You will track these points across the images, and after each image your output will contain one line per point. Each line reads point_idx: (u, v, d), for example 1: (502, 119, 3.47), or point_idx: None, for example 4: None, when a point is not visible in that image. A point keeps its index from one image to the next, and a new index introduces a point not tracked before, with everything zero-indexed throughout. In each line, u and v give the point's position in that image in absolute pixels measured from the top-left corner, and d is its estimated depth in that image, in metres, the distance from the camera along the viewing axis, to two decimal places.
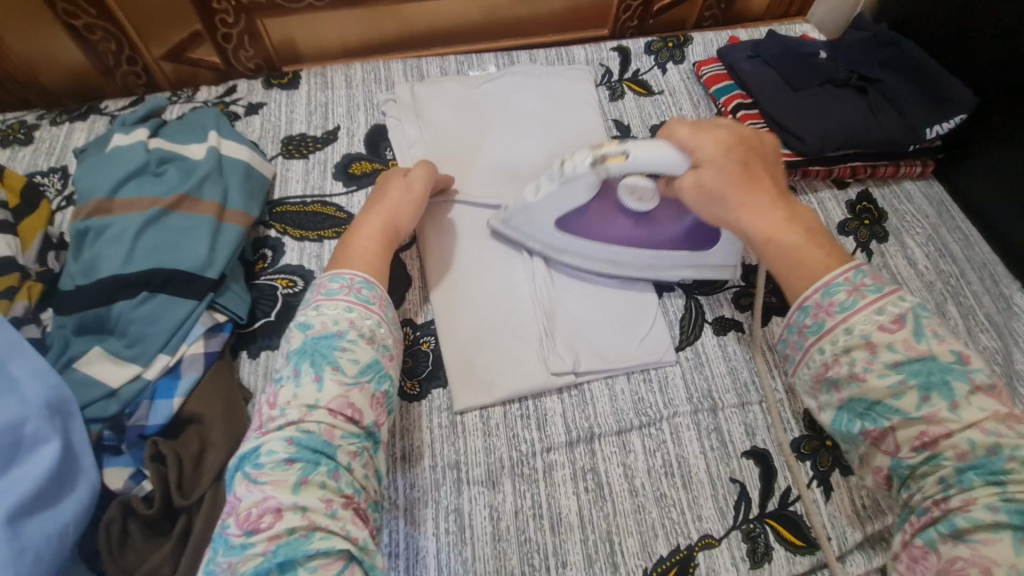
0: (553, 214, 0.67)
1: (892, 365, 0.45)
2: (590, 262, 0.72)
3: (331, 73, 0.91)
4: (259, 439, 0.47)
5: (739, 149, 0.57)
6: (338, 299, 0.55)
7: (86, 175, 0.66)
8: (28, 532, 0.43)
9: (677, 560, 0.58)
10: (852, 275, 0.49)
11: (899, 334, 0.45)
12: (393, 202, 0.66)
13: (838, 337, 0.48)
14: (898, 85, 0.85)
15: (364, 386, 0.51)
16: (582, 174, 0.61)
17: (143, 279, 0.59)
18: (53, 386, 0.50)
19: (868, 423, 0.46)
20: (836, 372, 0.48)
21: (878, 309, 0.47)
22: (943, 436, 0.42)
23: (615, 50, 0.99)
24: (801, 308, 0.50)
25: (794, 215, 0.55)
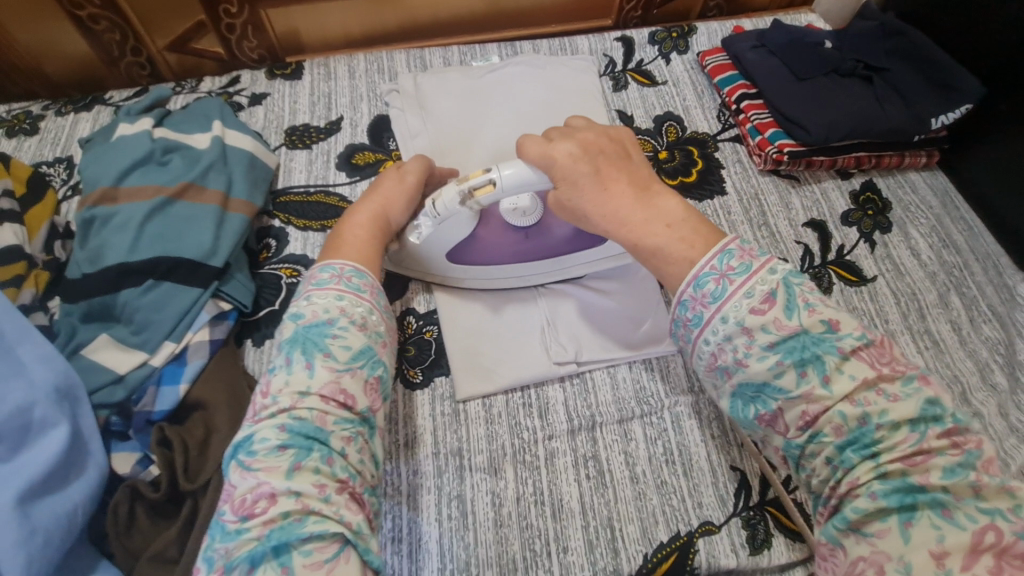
0: (440, 248, 0.66)
1: (768, 347, 0.46)
2: (497, 280, 0.71)
3: (335, 64, 0.91)
4: (251, 427, 0.48)
5: (588, 153, 0.57)
6: (329, 288, 0.55)
7: (92, 164, 0.66)
8: (38, 513, 0.44)
9: (677, 546, 0.58)
10: (717, 262, 0.49)
11: (770, 315, 0.46)
12: (385, 193, 0.66)
13: (716, 327, 0.48)
14: (904, 75, 0.85)
15: (355, 372, 0.51)
16: (454, 211, 0.61)
17: (148, 268, 0.60)
18: (61, 371, 0.50)
19: (761, 408, 0.46)
20: (722, 361, 0.48)
21: (747, 292, 0.47)
22: (821, 413, 0.44)
23: (619, 40, 0.98)
24: (680, 304, 0.51)
25: (654, 209, 0.56)
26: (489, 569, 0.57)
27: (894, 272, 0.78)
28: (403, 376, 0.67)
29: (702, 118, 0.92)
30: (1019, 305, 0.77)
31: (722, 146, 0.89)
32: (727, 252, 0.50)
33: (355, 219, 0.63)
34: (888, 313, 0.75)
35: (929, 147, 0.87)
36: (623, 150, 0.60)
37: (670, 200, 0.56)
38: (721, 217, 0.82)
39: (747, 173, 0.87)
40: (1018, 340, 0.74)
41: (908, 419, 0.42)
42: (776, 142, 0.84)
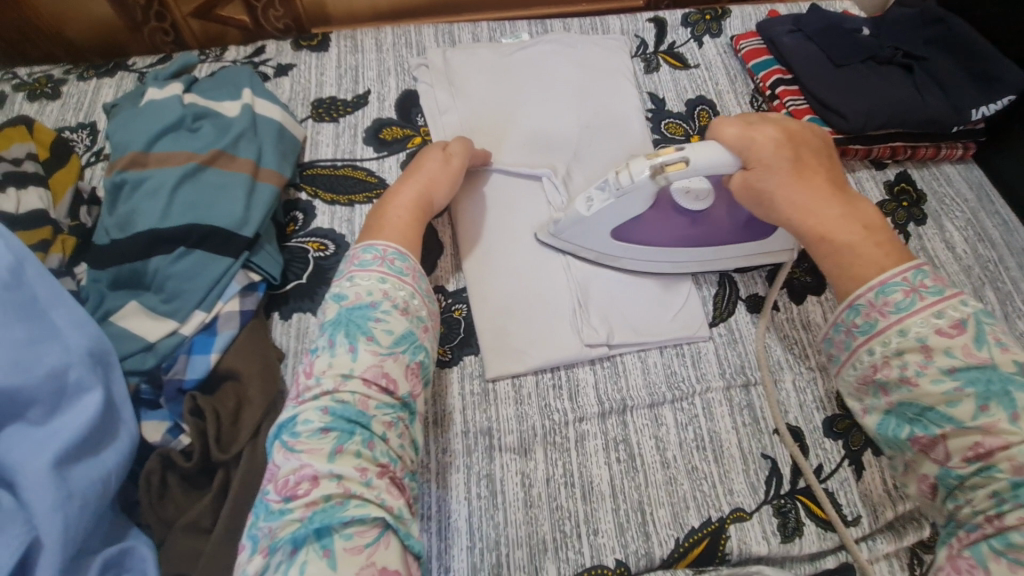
0: (612, 227, 0.65)
1: (948, 371, 0.44)
2: (649, 264, 0.69)
3: (362, 37, 0.89)
4: (295, 408, 0.47)
5: (793, 142, 0.57)
6: (372, 270, 0.54)
7: (121, 129, 0.65)
8: (75, 478, 0.44)
9: (708, 532, 0.58)
10: (909, 276, 0.49)
11: (958, 340, 0.45)
12: (430, 174, 0.65)
13: (891, 339, 0.48)
14: (943, 64, 0.83)
15: (397, 356, 0.50)
16: (639, 185, 0.59)
17: (182, 235, 0.59)
18: (93, 336, 0.49)
19: (918, 430, 0.46)
20: (886, 375, 0.48)
21: (936, 312, 0.46)
22: (998, 448, 0.42)
23: (651, 21, 0.96)
24: (851, 308, 0.51)
25: (851, 210, 0.55)
26: (519, 549, 0.56)
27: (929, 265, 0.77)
28: None
29: (735, 103, 0.90)
30: None
31: None
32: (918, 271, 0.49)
33: (400, 200, 0.62)
34: None
35: (965, 139, 0.85)
36: (824, 148, 0.59)
37: (866, 204, 0.56)
38: None
39: None
40: None
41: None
42: None
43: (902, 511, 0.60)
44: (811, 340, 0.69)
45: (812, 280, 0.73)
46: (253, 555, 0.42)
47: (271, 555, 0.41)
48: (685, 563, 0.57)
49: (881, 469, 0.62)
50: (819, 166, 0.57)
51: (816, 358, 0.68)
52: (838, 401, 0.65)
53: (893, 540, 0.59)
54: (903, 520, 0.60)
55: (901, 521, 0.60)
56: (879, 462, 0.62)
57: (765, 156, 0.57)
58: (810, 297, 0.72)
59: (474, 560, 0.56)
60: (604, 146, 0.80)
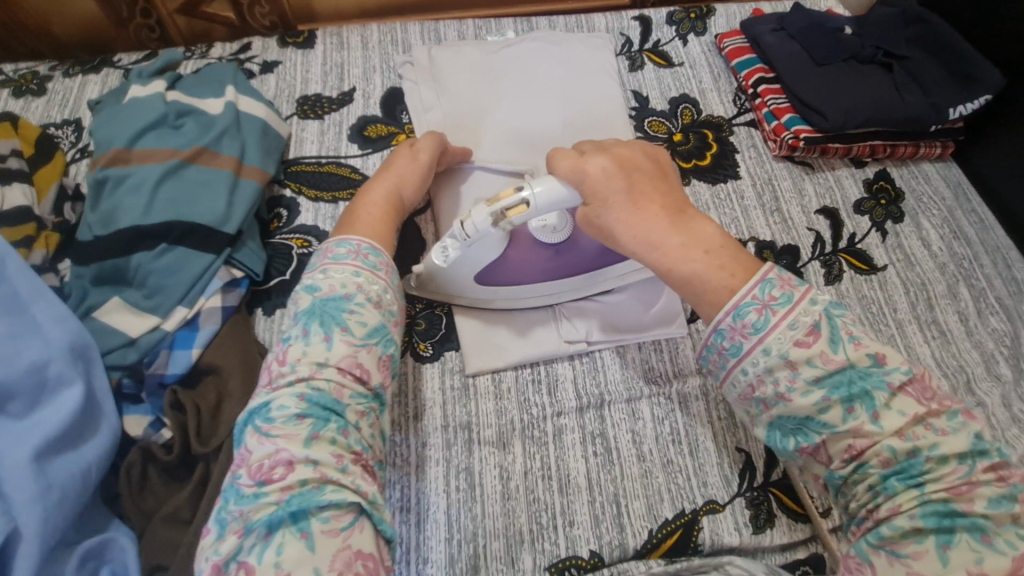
0: (467, 267, 0.63)
1: (813, 381, 0.44)
2: (526, 301, 0.68)
3: (348, 34, 0.89)
4: (269, 395, 0.48)
5: (623, 168, 0.55)
6: (346, 263, 0.55)
7: (104, 126, 0.65)
8: (54, 470, 0.45)
9: (682, 523, 0.59)
10: (760, 291, 0.47)
11: (816, 348, 0.45)
12: (399, 172, 0.66)
13: (757, 358, 0.46)
14: (924, 63, 0.84)
15: (370, 347, 0.52)
16: (484, 232, 0.58)
17: (163, 231, 0.59)
18: (75, 331, 0.50)
19: (802, 440, 0.46)
20: (763, 393, 0.47)
21: (791, 323, 0.46)
22: (868, 446, 0.43)
23: (637, 19, 0.97)
24: (716, 332, 0.49)
25: (692, 234, 0.53)
26: (496, 540, 0.57)
27: (905, 261, 0.78)
28: (412, 350, 0.67)
29: (718, 101, 0.91)
30: None
31: (737, 131, 0.88)
32: (767, 280, 0.48)
33: (369, 198, 0.63)
34: (897, 303, 0.75)
35: (944, 137, 0.86)
36: (659, 170, 0.57)
37: (708, 224, 0.54)
38: (734, 202, 0.82)
39: (761, 158, 0.86)
40: None
41: (958, 453, 0.42)
42: (793, 128, 0.83)
43: None
44: None
45: None
46: (224, 537, 0.42)
47: (244, 537, 0.42)
48: (658, 554, 0.58)
49: None
50: (655, 192, 0.55)
51: None
52: None
53: None
54: None
55: None
56: None
57: (597, 188, 0.54)
58: None
59: (452, 552, 0.57)
60: None
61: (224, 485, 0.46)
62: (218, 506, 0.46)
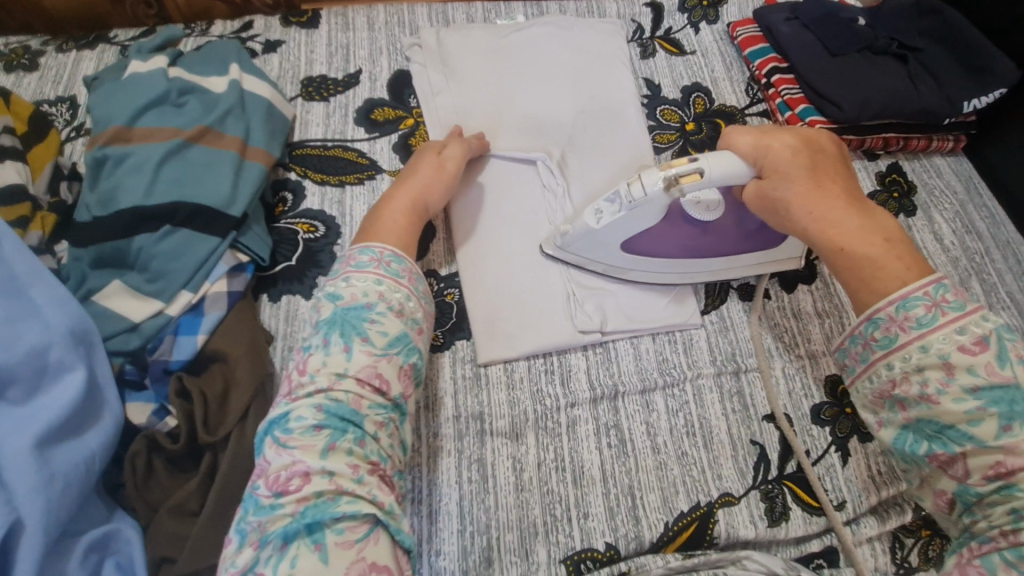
0: (621, 234, 0.63)
1: (970, 390, 0.43)
2: (661, 275, 0.68)
3: (353, 14, 0.87)
4: (287, 405, 0.46)
5: (808, 149, 0.56)
6: (368, 272, 0.53)
7: (102, 102, 0.63)
8: (56, 459, 0.43)
9: (698, 516, 0.58)
10: (932, 289, 0.46)
11: (981, 358, 0.43)
12: (425, 180, 0.64)
13: (911, 354, 0.46)
14: (938, 55, 0.83)
15: (391, 357, 0.50)
16: (653, 198, 0.57)
17: (166, 213, 0.57)
18: (76, 315, 0.48)
19: (937, 447, 0.45)
20: (904, 392, 0.46)
21: (958, 328, 0.44)
22: (1020, 468, 0.41)
23: (648, 5, 0.95)
24: (870, 320, 0.48)
25: (871, 220, 0.52)
26: (510, 532, 0.56)
27: (917, 255, 0.78)
28: None
29: (730, 91, 0.90)
30: None
31: (749, 121, 0.87)
32: (940, 284, 0.47)
33: (395, 205, 0.62)
34: None
35: (956, 131, 0.86)
36: (841, 159, 0.58)
37: (887, 216, 0.53)
38: None
39: None
40: None
41: None
42: (807, 119, 0.82)
43: (884, 497, 0.61)
44: (800, 329, 0.70)
45: (804, 271, 0.73)
46: (241, 548, 0.42)
47: (260, 549, 0.41)
48: (673, 547, 0.57)
49: (866, 454, 0.63)
50: (837, 176, 0.55)
51: (804, 347, 0.69)
52: (826, 389, 0.66)
53: (875, 524, 0.60)
54: (885, 506, 0.61)
55: (883, 506, 0.61)
56: (864, 449, 0.63)
57: (778, 163, 0.55)
58: (801, 286, 0.72)
59: (465, 544, 0.56)
60: (598, 132, 0.80)
61: (244, 493, 0.45)
62: (237, 516, 0.45)
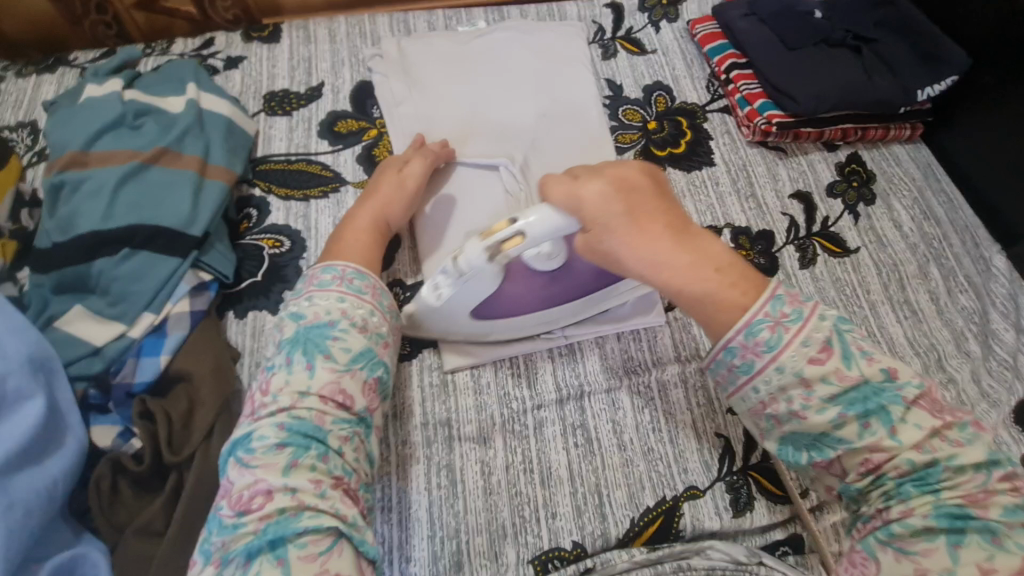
0: (464, 306, 0.60)
1: (828, 399, 0.46)
2: (525, 331, 0.66)
3: (314, 27, 0.87)
4: (251, 425, 0.48)
5: (622, 190, 0.53)
6: (330, 290, 0.54)
7: (58, 128, 0.63)
8: (17, 487, 0.43)
9: (663, 510, 0.60)
10: (772, 308, 0.48)
11: (830, 365, 0.46)
12: (386, 200, 0.65)
13: (770, 377, 0.47)
14: (894, 45, 0.84)
15: (354, 372, 0.51)
16: (480, 267, 0.55)
17: (125, 236, 0.58)
18: (34, 343, 0.48)
19: (816, 454, 0.48)
20: (775, 410, 0.48)
21: (803, 341, 0.47)
22: (885, 460, 0.45)
23: (609, 6, 0.96)
24: (725, 350, 0.49)
25: (700, 252, 0.52)
26: (479, 535, 0.57)
27: (877, 243, 0.79)
28: None
29: (691, 88, 0.91)
30: (994, 276, 0.79)
31: (711, 117, 0.88)
32: (778, 297, 0.49)
33: (357, 224, 0.62)
34: (870, 284, 0.76)
35: (913, 119, 0.87)
36: (657, 186, 0.55)
37: (713, 241, 0.53)
38: (709, 188, 0.82)
39: (736, 144, 0.86)
40: (991, 310, 0.76)
41: (975, 462, 0.44)
42: (766, 113, 0.83)
43: None
44: None
45: None
46: (206, 567, 0.43)
47: (223, 567, 0.42)
48: (640, 541, 0.58)
49: None
50: (654, 212, 0.53)
51: None
52: None
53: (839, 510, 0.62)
54: None
55: None
56: None
57: (594, 213, 0.52)
58: None
59: (435, 549, 0.57)
60: (560, 135, 0.80)
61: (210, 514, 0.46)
62: (202, 538, 0.46)
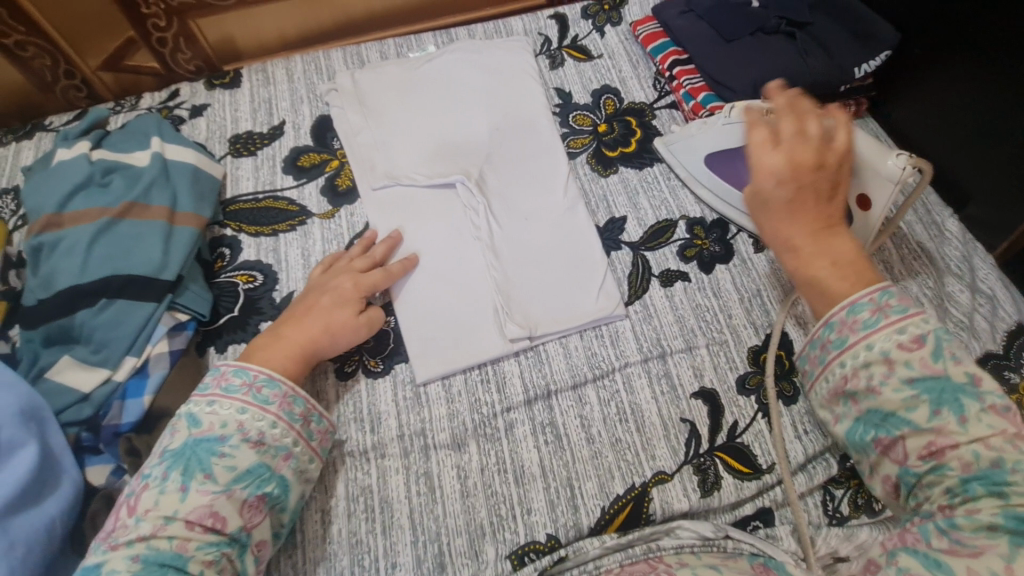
0: (712, 147, 0.78)
1: (907, 381, 0.46)
2: (723, 207, 0.80)
3: (272, 68, 0.92)
4: (105, 553, 0.47)
5: (794, 170, 0.55)
6: (235, 398, 0.55)
7: (34, 193, 0.67)
8: (15, 528, 0.47)
9: (633, 496, 0.62)
10: (877, 296, 0.50)
11: (917, 353, 0.46)
12: (308, 305, 0.64)
13: (859, 352, 0.49)
14: (827, 28, 0.87)
15: (233, 493, 0.51)
16: (745, 121, 0.73)
17: (102, 287, 0.62)
18: (25, 395, 0.52)
19: (881, 433, 0.47)
20: (855, 385, 0.49)
21: (898, 329, 0.48)
22: (949, 447, 0.43)
23: (553, 18, 1.00)
24: (826, 324, 0.52)
25: (830, 248, 0.54)
26: (459, 537, 0.60)
27: None
28: (364, 367, 0.69)
29: (638, 88, 0.94)
30: (948, 240, 0.80)
31: (659, 114, 0.91)
32: (886, 290, 0.51)
33: (294, 312, 0.64)
34: None
35: (856, 96, 0.90)
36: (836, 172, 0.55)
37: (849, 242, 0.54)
38: (662, 183, 0.84)
39: None
40: (947, 275, 0.77)
41: None
42: (709, 105, 0.87)
43: (813, 453, 0.65)
44: (721, 306, 0.74)
45: (719, 251, 0.78)
46: None
47: None
48: (612, 528, 0.61)
49: (791, 416, 0.67)
50: (820, 204, 0.55)
51: (727, 322, 0.72)
52: (748, 358, 0.70)
53: (805, 481, 0.64)
54: (815, 461, 0.65)
55: (813, 461, 0.65)
56: (789, 412, 0.67)
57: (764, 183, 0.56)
58: (718, 267, 0.76)
59: (419, 553, 0.60)
60: (512, 147, 0.83)
61: None
62: None
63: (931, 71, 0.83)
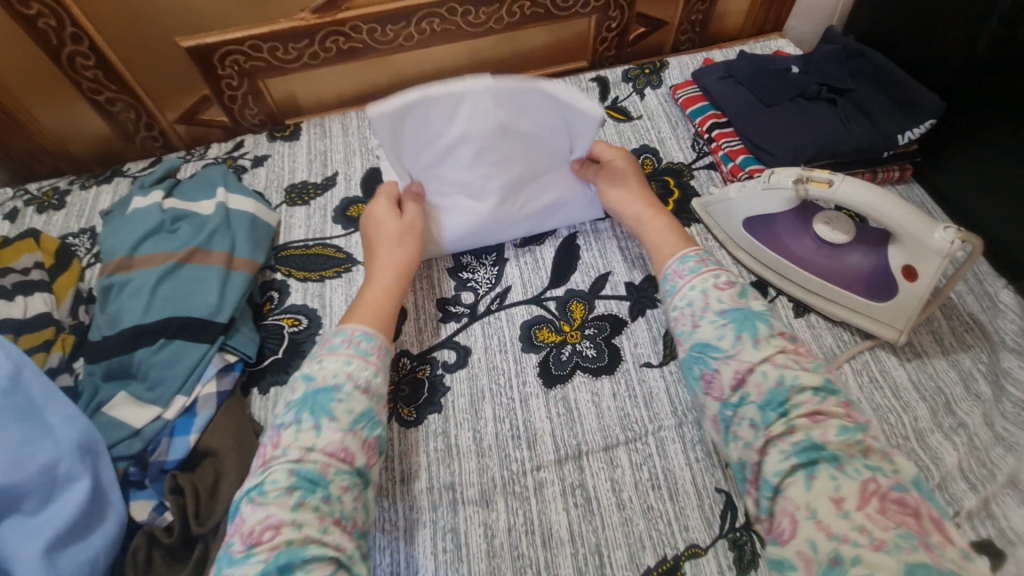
0: (747, 210, 0.79)
1: (720, 313, 0.58)
2: (762, 268, 0.81)
3: (329, 124, 0.99)
4: (263, 473, 0.52)
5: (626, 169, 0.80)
6: (340, 352, 0.60)
7: (110, 236, 0.73)
8: (63, 560, 0.49)
9: (664, 570, 0.60)
10: (700, 254, 0.67)
11: (728, 291, 0.60)
12: (373, 243, 0.76)
13: (685, 294, 0.62)
14: (869, 95, 0.88)
15: (356, 431, 0.56)
16: (783, 187, 0.73)
17: (161, 327, 0.66)
18: (83, 429, 0.56)
19: (704, 368, 0.57)
20: (681, 325, 0.61)
21: (714, 276, 0.62)
22: (749, 373, 0.54)
23: (594, 80, 1.04)
24: (663, 278, 0.66)
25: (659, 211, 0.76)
26: None
27: None
28: (397, 416, 0.70)
29: (677, 148, 0.95)
30: (1003, 312, 0.77)
31: (698, 174, 0.92)
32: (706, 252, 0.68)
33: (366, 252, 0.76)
34: None
35: (900, 161, 0.89)
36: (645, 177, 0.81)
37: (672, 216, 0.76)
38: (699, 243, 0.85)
39: None
40: (1003, 349, 0.73)
41: (812, 385, 0.52)
42: (747, 168, 0.87)
43: None
44: None
45: None
46: None
47: None
48: None
49: None
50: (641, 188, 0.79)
51: None
52: None
53: None
54: None
55: None
56: None
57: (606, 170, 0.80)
58: None
59: None
60: None
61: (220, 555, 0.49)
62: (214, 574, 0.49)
63: (975, 140, 0.82)
